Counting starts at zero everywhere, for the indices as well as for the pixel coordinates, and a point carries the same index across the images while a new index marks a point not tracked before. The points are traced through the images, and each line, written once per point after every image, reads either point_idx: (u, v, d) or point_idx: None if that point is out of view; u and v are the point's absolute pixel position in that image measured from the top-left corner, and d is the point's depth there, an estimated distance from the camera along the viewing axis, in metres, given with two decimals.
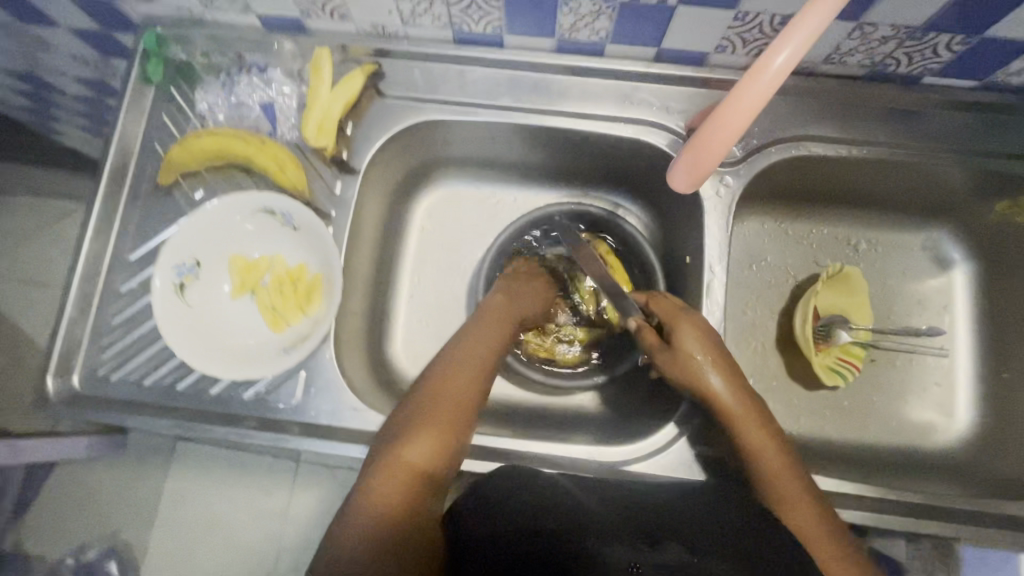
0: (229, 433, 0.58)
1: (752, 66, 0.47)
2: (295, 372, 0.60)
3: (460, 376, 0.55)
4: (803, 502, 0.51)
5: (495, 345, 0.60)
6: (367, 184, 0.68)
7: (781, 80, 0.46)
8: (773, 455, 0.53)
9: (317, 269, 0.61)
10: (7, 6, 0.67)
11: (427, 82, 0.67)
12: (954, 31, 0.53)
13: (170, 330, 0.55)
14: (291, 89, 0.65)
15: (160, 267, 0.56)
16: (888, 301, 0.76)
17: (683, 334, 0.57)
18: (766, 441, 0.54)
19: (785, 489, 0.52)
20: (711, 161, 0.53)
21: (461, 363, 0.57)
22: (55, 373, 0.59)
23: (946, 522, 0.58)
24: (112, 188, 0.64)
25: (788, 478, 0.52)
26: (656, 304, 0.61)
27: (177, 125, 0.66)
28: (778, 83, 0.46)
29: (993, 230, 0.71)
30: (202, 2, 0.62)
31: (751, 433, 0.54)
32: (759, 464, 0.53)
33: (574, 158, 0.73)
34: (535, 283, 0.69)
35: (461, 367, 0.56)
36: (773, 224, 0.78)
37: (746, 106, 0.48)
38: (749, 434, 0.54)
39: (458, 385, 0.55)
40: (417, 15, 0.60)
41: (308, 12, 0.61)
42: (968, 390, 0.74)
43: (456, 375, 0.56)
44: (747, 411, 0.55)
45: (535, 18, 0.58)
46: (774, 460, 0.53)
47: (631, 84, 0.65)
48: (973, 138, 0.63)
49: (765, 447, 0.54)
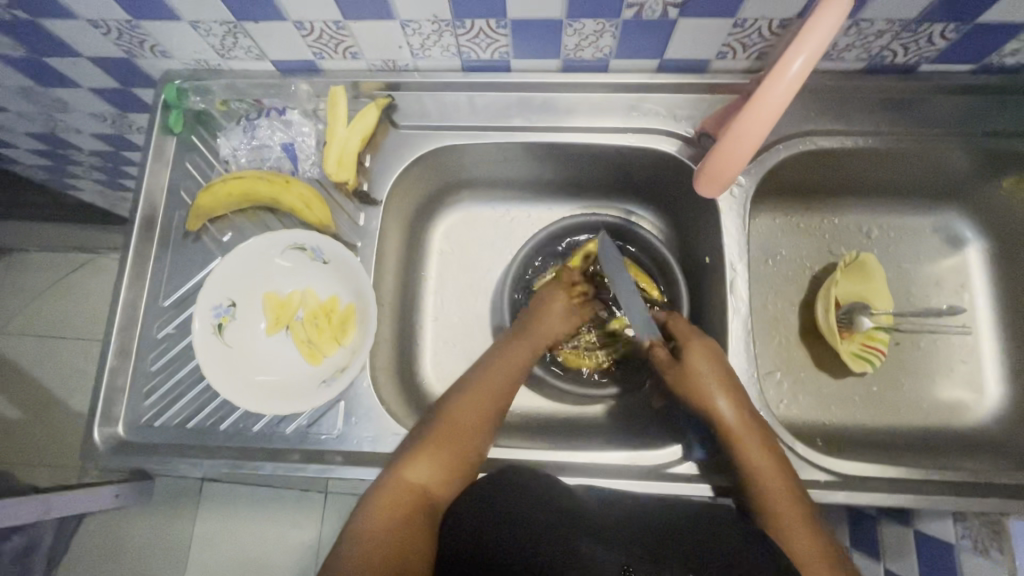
0: (274, 468, 0.59)
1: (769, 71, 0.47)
2: (335, 403, 0.62)
3: (482, 402, 0.58)
4: (801, 524, 0.52)
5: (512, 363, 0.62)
6: (389, 213, 0.70)
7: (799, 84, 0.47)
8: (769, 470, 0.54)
9: (350, 299, 0.62)
10: (32, 73, 0.70)
11: (439, 111, 0.69)
12: (948, 20, 0.55)
13: (213, 371, 0.57)
14: (309, 129, 0.67)
15: (199, 308, 0.57)
16: (905, 285, 0.77)
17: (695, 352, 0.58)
18: (765, 462, 0.54)
19: (781, 512, 0.52)
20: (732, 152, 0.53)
21: (483, 391, 0.59)
22: (101, 423, 0.60)
23: (993, 499, 0.58)
24: (143, 238, 0.65)
25: (784, 500, 0.53)
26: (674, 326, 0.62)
27: (202, 172, 0.68)
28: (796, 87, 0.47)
29: (1001, 206, 0.72)
30: (219, 52, 0.64)
31: (750, 452, 0.55)
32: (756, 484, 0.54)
33: (584, 172, 0.75)
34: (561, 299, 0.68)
35: (483, 394, 0.59)
36: (784, 219, 0.79)
37: (770, 107, 0.48)
38: (747, 455, 0.55)
39: (477, 411, 0.57)
40: (426, 47, 0.62)
41: (321, 54, 0.64)
42: (995, 366, 0.74)
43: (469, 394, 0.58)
44: (746, 432, 0.56)
45: (540, 42, 0.61)
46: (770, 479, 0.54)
47: (636, 96, 0.67)
48: (973, 119, 0.65)
49: (761, 469, 0.54)
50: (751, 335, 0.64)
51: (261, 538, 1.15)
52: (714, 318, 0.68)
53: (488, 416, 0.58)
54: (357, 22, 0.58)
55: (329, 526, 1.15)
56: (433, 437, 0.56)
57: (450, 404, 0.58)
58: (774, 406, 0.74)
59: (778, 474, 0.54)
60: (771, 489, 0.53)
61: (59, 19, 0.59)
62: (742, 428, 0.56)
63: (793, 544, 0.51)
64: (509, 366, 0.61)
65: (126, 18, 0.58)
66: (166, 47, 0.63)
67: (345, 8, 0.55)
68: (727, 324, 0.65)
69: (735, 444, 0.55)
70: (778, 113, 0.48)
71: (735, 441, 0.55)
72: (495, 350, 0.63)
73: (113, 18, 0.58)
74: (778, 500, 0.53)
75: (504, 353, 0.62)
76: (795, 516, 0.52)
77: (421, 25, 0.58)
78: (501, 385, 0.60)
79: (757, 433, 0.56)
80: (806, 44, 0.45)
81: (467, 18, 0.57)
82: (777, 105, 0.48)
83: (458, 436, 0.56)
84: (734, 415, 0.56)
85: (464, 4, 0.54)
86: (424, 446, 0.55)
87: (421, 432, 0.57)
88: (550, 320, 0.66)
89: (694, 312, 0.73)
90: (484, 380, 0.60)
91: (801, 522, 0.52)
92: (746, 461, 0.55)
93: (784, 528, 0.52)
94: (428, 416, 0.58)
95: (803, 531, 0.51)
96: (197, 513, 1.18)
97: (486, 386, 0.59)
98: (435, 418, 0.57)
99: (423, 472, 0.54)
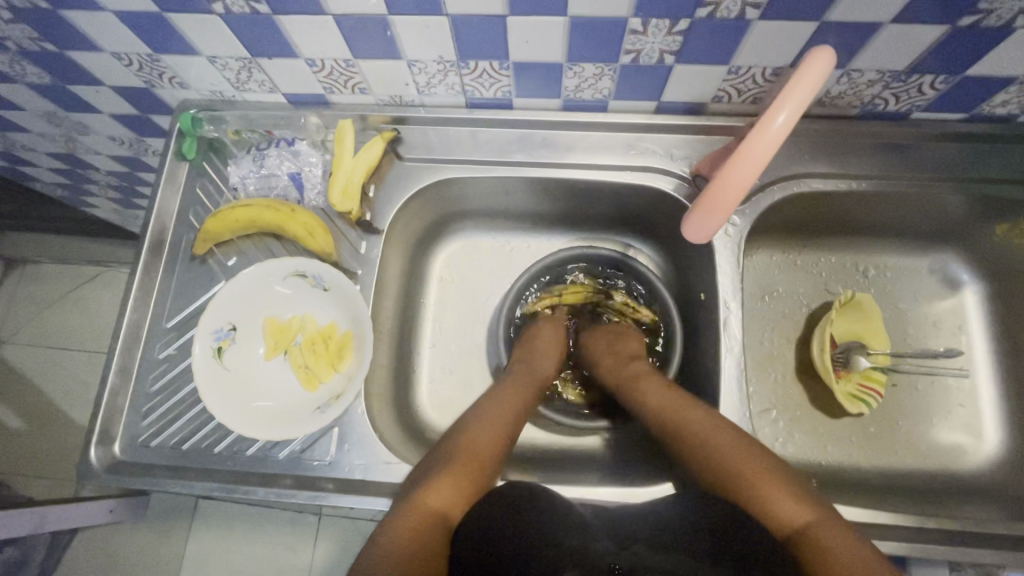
0: (266, 493, 0.59)
1: (756, 121, 0.49)
2: (329, 429, 0.62)
3: (494, 437, 0.59)
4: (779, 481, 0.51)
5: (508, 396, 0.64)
6: (390, 242, 0.71)
7: (783, 139, 0.48)
8: (763, 468, 0.53)
9: (348, 326, 0.63)
10: (55, 99, 0.73)
11: (442, 144, 0.71)
12: (936, 73, 0.56)
13: (209, 394, 0.57)
14: (316, 160, 0.69)
15: (200, 335, 0.59)
16: (902, 326, 0.78)
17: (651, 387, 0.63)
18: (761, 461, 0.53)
19: (754, 471, 0.52)
20: (725, 199, 0.54)
21: (495, 424, 0.61)
22: (98, 441, 0.61)
23: (990, 548, 0.57)
24: (151, 260, 0.67)
25: (756, 461, 0.53)
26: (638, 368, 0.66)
27: (211, 197, 0.70)
28: (780, 142, 0.48)
29: (997, 250, 0.73)
30: (234, 85, 0.67)
31: (708, 425, 0.57)
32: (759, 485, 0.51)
33: (584, 205, 0.77)
34: (548, 348, 0.72)
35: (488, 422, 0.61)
36: (781, 256, 0.80)
37: (754, 158, 0.50)
38: (710, 429, 0.56)
39: (490, 443, 0.58)
40: (432, 85, 0.65)
41: (331, 88, 0.66)
42: (994, 411, 0.74)
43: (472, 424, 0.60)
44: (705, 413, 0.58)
45: (542, 83, 0.63)
46: (734, 444, 0.54)
47: (635, 135, 0.69)
48: (967, 165, 0.66)
49: (726, 436, 0.55)
50: (745, 373, 0.64)
51: (252, 560, 1.15)
52: (709, 355, 0.68)
53: (502, 452, 0.59)
54: (366, 60, 0.60)
55: (321, 551, 1.14)
56: (453, 466, 0.55)
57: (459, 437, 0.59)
58: (769, 445, 0.73)
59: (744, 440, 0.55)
60: (742, 453, 0.54)
61: (83, 51, 0.62)
62: (703, 411, 0.58)
63: (772, 503, 0.50)
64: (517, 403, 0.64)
65: (147, 52, 0.61)
66: (183, 78, 0.66)
67: (355, 47, 0.58)
68: (721, 362, 0.65)
69: (693, 425, 0.57)
70: (762, 164, 0.50)
71: (697, 422, 0.57)
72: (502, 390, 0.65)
73: (134, 51, 0.61)
74: (751, 461, 0.53)
75: (513, 396, 0.65)
76: (770, 473, 0.52)
77: (427, 65, 0.60)
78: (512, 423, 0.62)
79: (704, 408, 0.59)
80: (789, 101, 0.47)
81: (471, 59, 0.59)
82: (759, 159, 0.49)
83: (474, 468, 0.56)
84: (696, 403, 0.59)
85: (468, 46, 0.57)
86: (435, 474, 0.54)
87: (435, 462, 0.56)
88: (545, 362, 0.71)
89: (689, 347, 0.73)
90: (495, 415, 0.61)
91: (776, 476, 0.52)
92: (712, 436, 0.56)
93: (762, 486, 0.51)
94: (438, 451, 0.58)
95: (782, 488, 0.51)
96: (189, 533, 1.18)
97: (498, 420, 0.61)
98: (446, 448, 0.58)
99: (443, 503, 0.52)
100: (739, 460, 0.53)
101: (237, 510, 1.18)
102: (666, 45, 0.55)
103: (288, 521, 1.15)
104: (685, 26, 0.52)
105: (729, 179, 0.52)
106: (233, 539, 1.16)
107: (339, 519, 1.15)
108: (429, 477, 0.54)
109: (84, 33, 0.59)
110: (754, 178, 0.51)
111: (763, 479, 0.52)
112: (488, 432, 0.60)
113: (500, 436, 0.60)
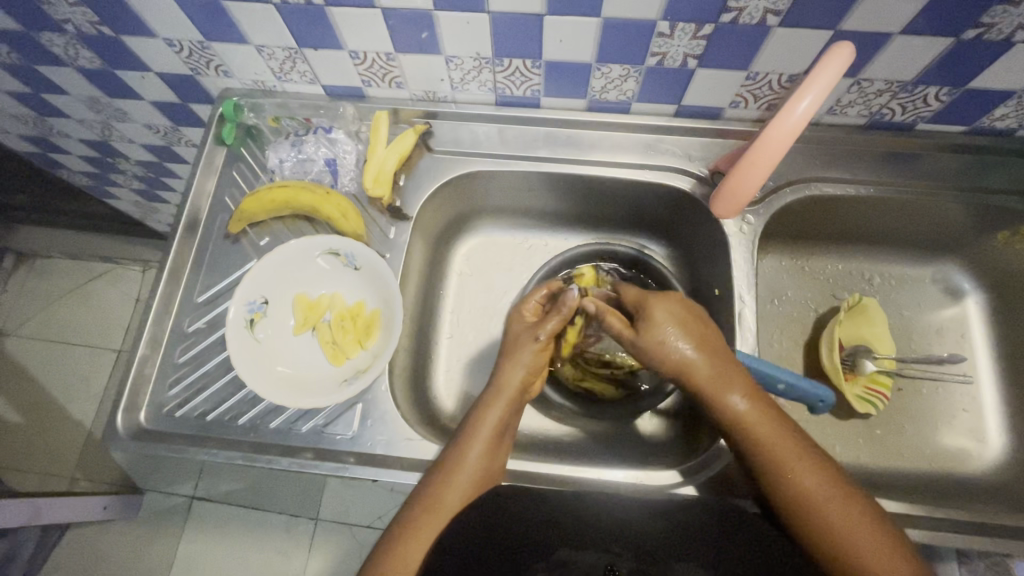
0: (287, 464, 0.60)
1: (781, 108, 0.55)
2: (352, 406, 0.64)
3: (474, 475, 0.56)
4: (837, 494, 0.49)
5: (505, 414, 0.60)
6: (417, 229, 0.74)
7: (806, 120, 0.54)
8: (840, 507, 0.49)
9: (375, 305, 0.66)
10: (99, 83, 0.76)
11: (472, 139, 0.75)
12: (941, 84, 0.60)
13: (240, 361, 0.60)
14: (351, 148, 0.72)
15: (235, 304, 0.61)
16: (907, 332, 0.80)
17: (696, 352, 0.56)
18: (841, 500, 0.49)
19: (805, 487, 0.50)
20: (770, 154, 0.58)
21: (474, 455, 0.57)
22: (124, 409, 0.62)
23: (995, 538, 0.59)
24: (186, 236, 0.70)
25: (810, 472, 0.51)
26: (688, 324, 0.57)
27: (247, 180, 0.73)
28: (804, 122, 0.55)
29: (996, 259, 0.76)
30: (277, 74, 0.70)
31: (773, 438, 0.53)
32: (837, 522, 0.48)
33: (602, 205, 0.80)
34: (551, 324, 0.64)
35: (483, 442, 0.58)
36: (790, 261, 0.83)
37: (789, 128, 0.55)
38: (769, 438, 0.53)
39: (474, 467, 0.57)
40: (466, 81, 0.68)
41: (369, 81, 0.70)
42: (997, 416, 0.76)
43: (465, 447, 0.58)
44: (761, 413, 0.54)
45: (571, 84, 0.67)
46: (789, 456, 0.52)
47: (655, 136, 0.73)
48: (966, 177, 0.70)
49: (782, 443, 0.52)
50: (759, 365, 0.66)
51: (245, 564, 1.12)
52: None
53: (489, 467, 0.58)
54: (405, 54, 0.64)
55: (315, 560, 1.11)
56: (430, 498, 0.55)
57: (441, 474, 0.56)
58: None
59: (802, 449, 0.52)
60: (799, 479, 0.50)
61: (137, 37, 0.65)
62: (756, 419, 0.54)
63: (845, 528, 0.48)
64: (495, 429, 0.59)
65: (199, 39, 0.64)
66: (229, 67, 0.70)
67: (397, 42, 0.62)
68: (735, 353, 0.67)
69: (747, 427, 0.54)
70: (805, 121, 0.54)
71: (752, 432, 0.53)
72: (486, 405, 0.61)
73: (187, 38, 0.64)
74: (803, 471, 0.51)
75: (497, 409, 0.60)
76: (837, 497, 0.49)
77: (464, 61, 0.64)
78: (493, 457, 0.58)
79: (777, 418, 0.54)
80: (759, 161, 0.59)
81: (507, 56, 0.63)
82: (750, 186, 0.63)
83: (452, 494, 0.55)
84: (753, 406, 0.54)
85: (506, 44, 0.60)
86: (428, 500, 0.55)
87: (418, 496, 0.56)
88: (525, 360, 0.63)
89: None
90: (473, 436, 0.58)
91: (863, 517, 0.48)
92: (766, 442, 0.53)
93: (819, 503, 0.49)
94: (440, 455, 0.59)
95: (835, 496, 0.49)
96: (182, 536, 1.16)
97: (474, 456, 0.57)
98: (427, 484, 0.56)
99: (428, 541, 0.53)
100: (820, 501, 0.49)
101: (229, 514, 1.15)
102: (691, 49, 0.59)
103: (285, 527, 1.13)
104: (708, 31, 0.56)
105: (773, 136, 0.56)
106: (226, 543, 1.14)
107: (337, 528, 1.13)
108: (411, 519, 0.54)
109: (141, 18, 0.62)
110: (793, 135, 0.56)
111: (817, 493, 0.50)
112: (467, 464, 0.57)
113: (484, 454, 0.57)
